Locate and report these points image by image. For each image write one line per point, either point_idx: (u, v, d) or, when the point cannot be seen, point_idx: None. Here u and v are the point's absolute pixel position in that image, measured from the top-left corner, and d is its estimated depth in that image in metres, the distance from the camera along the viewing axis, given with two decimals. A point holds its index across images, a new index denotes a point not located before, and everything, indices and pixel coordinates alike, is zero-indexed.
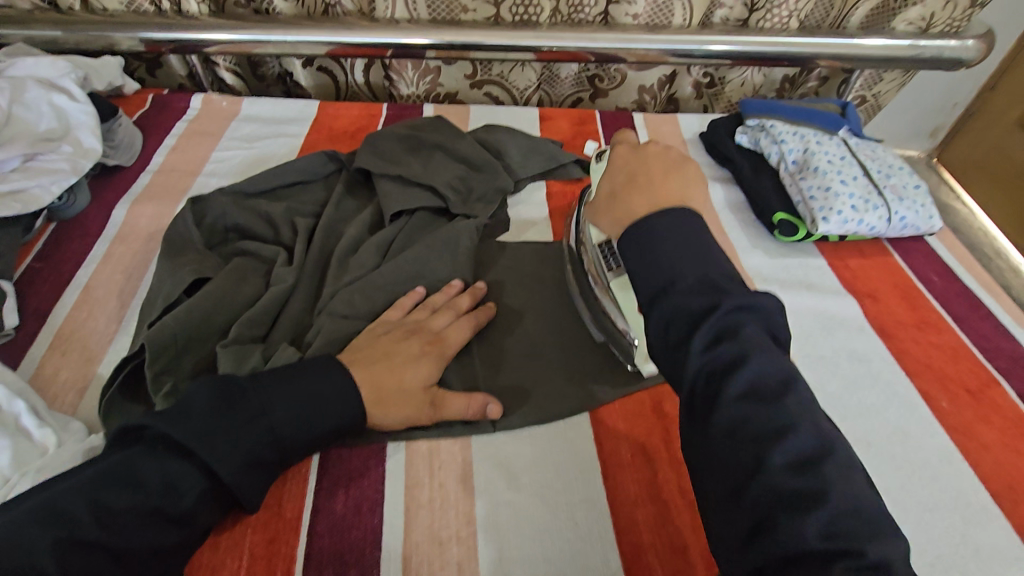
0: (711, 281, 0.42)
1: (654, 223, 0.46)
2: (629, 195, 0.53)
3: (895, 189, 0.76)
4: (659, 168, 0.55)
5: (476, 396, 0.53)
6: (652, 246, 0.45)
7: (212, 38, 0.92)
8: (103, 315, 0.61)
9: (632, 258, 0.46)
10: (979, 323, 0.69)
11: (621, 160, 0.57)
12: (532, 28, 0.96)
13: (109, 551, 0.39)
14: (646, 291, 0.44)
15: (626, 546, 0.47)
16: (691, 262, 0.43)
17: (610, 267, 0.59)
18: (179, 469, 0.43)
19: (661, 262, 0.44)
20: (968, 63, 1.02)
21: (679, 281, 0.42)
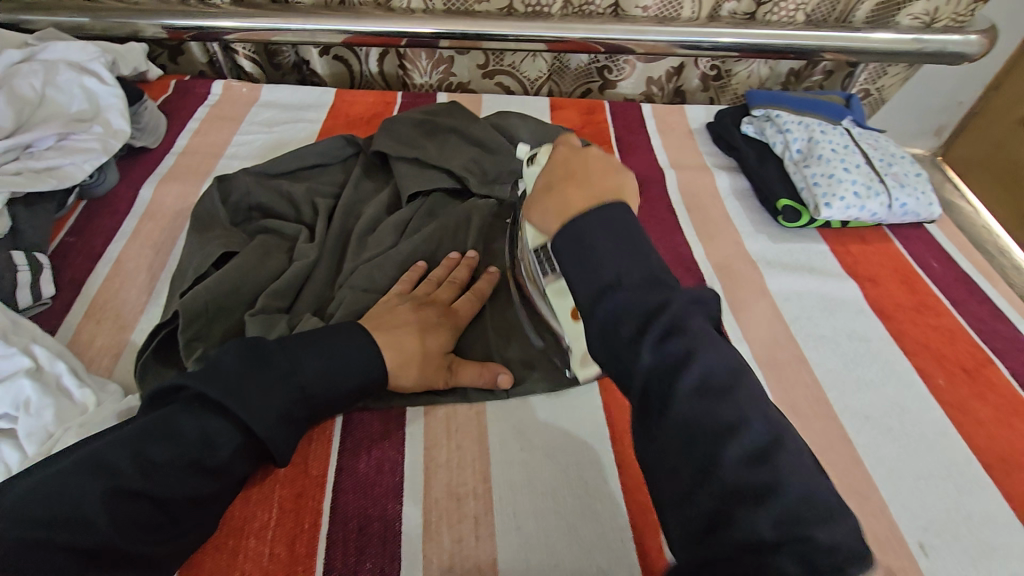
0: (656, 277, 0.41)
1: (586, 225, 0.43)
2: (568, 189, 0.50)
3: (896, 177, 0.78)
4: (601, 166, 0.52)
5: (488, 366, 0.56)
6: (588, 253, 0.42)
7: (234, 25, 0.95)
8: (135, 287, 0.63)
9: (568, 258, 0.43)
10: (976, 307, 0.72)
11: (559, 157, 0.54)
12: (544, 19, 0.98)
13: (152, 499, 0.42)
14: (589, 290, 0.42)
15: (633, 505, 0.50)
16: (623, 256, 0.42)
17: (543, 273, 0.56)
18: (214, 425, 0.45)
19: (601, 262, 0.42)
20: (971, 57, 1.04)
21: (623, 279, 0.41)
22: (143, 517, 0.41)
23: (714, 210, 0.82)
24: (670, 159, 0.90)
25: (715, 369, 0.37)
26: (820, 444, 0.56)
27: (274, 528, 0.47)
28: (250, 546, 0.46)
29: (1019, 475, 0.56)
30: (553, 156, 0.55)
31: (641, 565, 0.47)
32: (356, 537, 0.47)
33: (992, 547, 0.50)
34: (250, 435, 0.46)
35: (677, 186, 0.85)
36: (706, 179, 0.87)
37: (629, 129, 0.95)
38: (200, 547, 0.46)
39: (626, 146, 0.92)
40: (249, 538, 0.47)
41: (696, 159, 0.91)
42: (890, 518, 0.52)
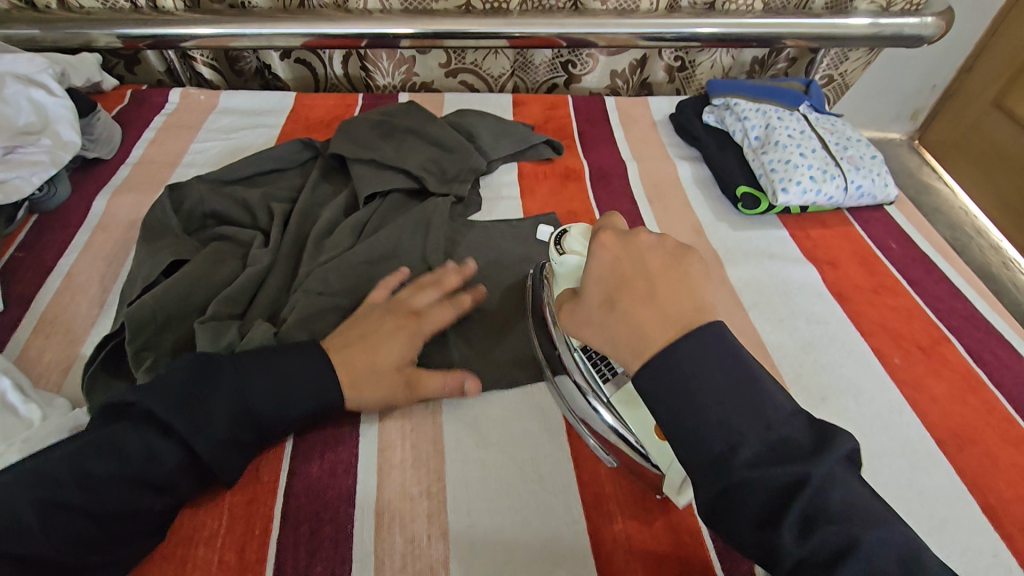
0: (775, 441, 0.37)
1: (684, 353, 0.39)
2: (634, 310, 0.43)
3: (852, 160, 0.79)
4: (659, 265, 0.45)
5: (453, 374, 0.55)
6: (685, 383, 0.38)
7: (189, 32, 0.94)
8: (86, 300, 0.63)
9: (663, 404, 0.39)
10: (933, 285, 0.72)
11: (607, 259, 0.46)
12: (503, 15, 0.98)
13: (92, 514, 0.41)
14: (697, 456, 0.38)
15: (588, 496, 0.50)
16: (738, 409, 0.37)
17: (604, 376, 0.51)
18: (159, 440, 0.45)
19: (706, 417, 0.38)
20: (930, 39, 1.05)
21: (740, 449, 0.37)
22: (83, 532, 0.41)
23: (675, 200, 0.82)
24: (632, 152, 0.91)
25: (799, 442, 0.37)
26: None
27: (224, 536, 0.47)
28: (199, 555, 0.46)
29: (972, 450, 0.56)
30: (598, 253, 0.46)
31: (594, 556, 0.47)
32: (308, 540, 0.47)
33: (945, 521, 0.51)
34: (193, 450, 0.45)
35: (639, 178, 0.85)
36: (669, 170, 0.87)
37: (592, 123, 0.95)
38: (148, 559, 0.45)
39: (588, 140, 0.92)
40: (198, 546, 0.46)
41: (658, 150, 0.91)
42: None
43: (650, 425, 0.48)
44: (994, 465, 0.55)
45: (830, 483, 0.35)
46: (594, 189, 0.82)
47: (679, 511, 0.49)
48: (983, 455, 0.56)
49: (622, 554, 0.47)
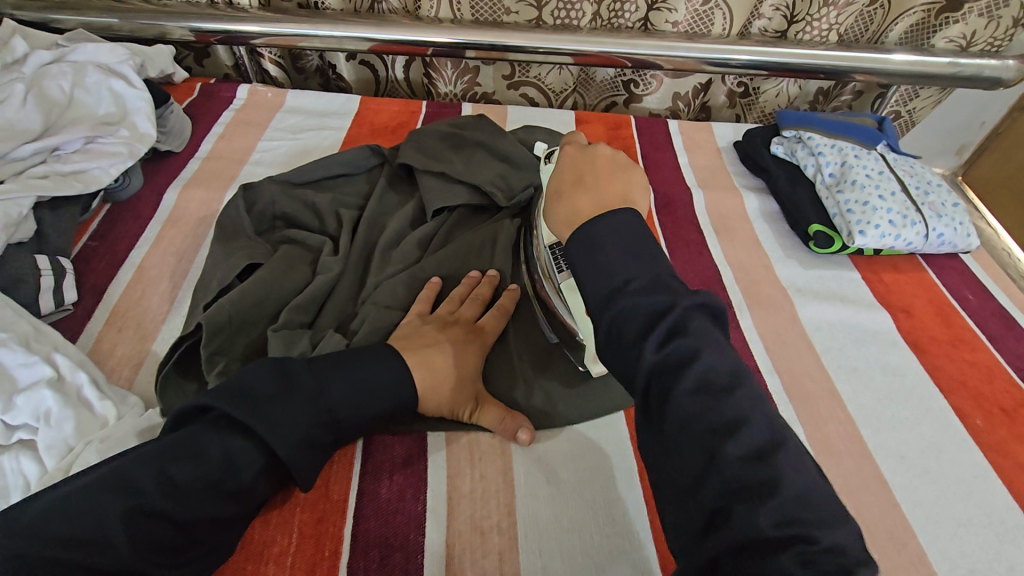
0: (663, 281, 0.43)
1: (597, 228, 0.46)
2: (578, 195, 0.53)
3: (933, 206, 0.76)
4: (604, 166, 0.55)
5: (512, 416, 0.53)
6: (596, 250, 0.45)
7: (262, 30, 0.94)
8: (156, 295, 0.63)
9: (577, 252, 0.47)
10: (1013, 343, 0.69)
11: (566, 160, 0.57)
12: (573, 32, 0.97)
13: (174, 522, 0.41)
14: (601, 289, 0.44)
15: (662, 544, 0.49)
16: (636, 263, 0.44)
17: (558, 266, 0.59)
18: (238, 444, 0.44)
19: (605, 266, 0.44)
20: (1007, 83, 1.01)
21: (633, 281, 0.43)
22: (162, 540, 0.40)
23: (742, 233, 0.80)
24: (697, 179, 0.89)
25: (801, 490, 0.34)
26: (854, 484, 0.55)
27: (294, 554, 0.46)
28: (269, 572, 0.45)
29: None
30: (562, 158, 0.58)
31: None
32: (378, 567, 0.46)
33: None
34: (272, 453, 0.44)
35: (705, 209, 0.83)
36: (735, 201, 0.85)
37: (656, 147, 0.94)
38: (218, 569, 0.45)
39: (652, 164, 0.90)
40: (268, 563, 0.46)
41: (723, 179, 0.89)
42: (929, 566, 0.50)
43: (583, 307, 0.56)
44: None
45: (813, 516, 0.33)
46: (659, 217, 0.81)
47: None
48: None
49: None
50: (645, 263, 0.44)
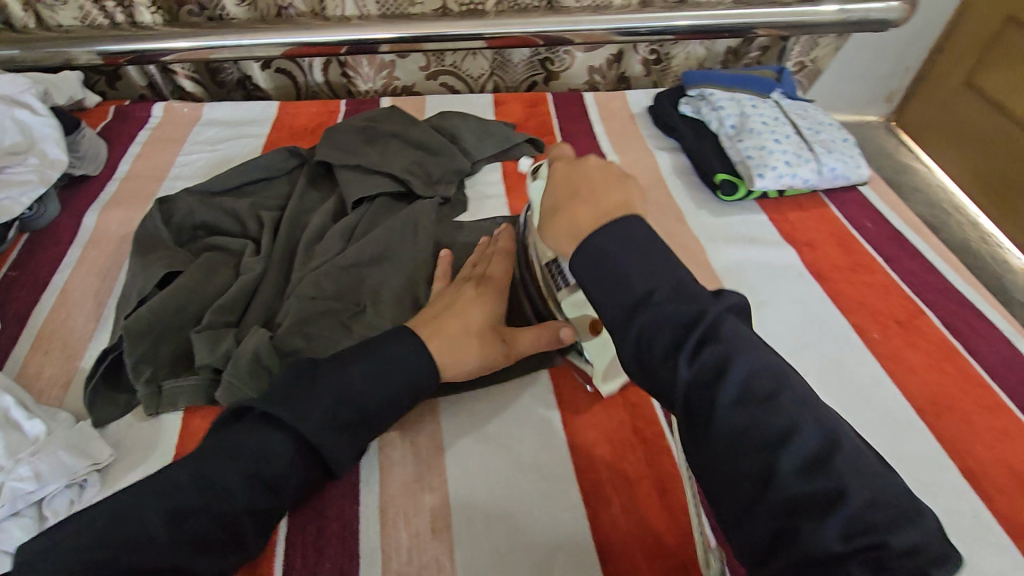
0: (686, 288, 0.40)
1: (603, 241, 0.42)
2: (573, 208, 0.47)
3: (824, 145, 0.81)
4: (598, 173, 0.49)
5: (546, 326, 0.57)
6: (610, 265, 0.42)
7: (169, 46, 0.94)
8: (82, 315, 0.64)
9: (590, 280, 0.43)
10: (907, 261, 0.75)
11: (561, 173, 0.51)
12: (480, 17, 0.99)
13: (211, 514, 0.42)
14: (623, 306, 0.41)
15: (585, 483, 0.51)
16: (646, 271, 0.41)
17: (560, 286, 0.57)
18: (253, 466, 0.44)
19: (621, 276, 0.41)
20: (895, 24, 1.08)
21: (655, 292, 0.40)
22: (203, 533, 0.41)
23: (655, 191, 0.84)
24: (612, 145, 0.93)
25: (815, 439, 0.34)
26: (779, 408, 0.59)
27: None
28: None
29: (949, 417, 0.58)
30: (552, 172, 0.53)
31: (595, 543, 0.48)
32: (315, 539, 0.48)
33: (927, 486, 0.53)
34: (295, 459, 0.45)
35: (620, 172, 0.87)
36: (648, 161, 0.89)
37: (573, 119, 0.97)
38: None
39: (568, 136, 0.94)
40: None
41: (638, 142, 0.93)
42: None
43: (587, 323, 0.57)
44: (971, 430, 0.57)
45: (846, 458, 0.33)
46: None
47: (675, 492, 0.51)
48: (960, 421, 0.58)
49: (622, 537, 0.48)
50: (657, 270, 0.41)
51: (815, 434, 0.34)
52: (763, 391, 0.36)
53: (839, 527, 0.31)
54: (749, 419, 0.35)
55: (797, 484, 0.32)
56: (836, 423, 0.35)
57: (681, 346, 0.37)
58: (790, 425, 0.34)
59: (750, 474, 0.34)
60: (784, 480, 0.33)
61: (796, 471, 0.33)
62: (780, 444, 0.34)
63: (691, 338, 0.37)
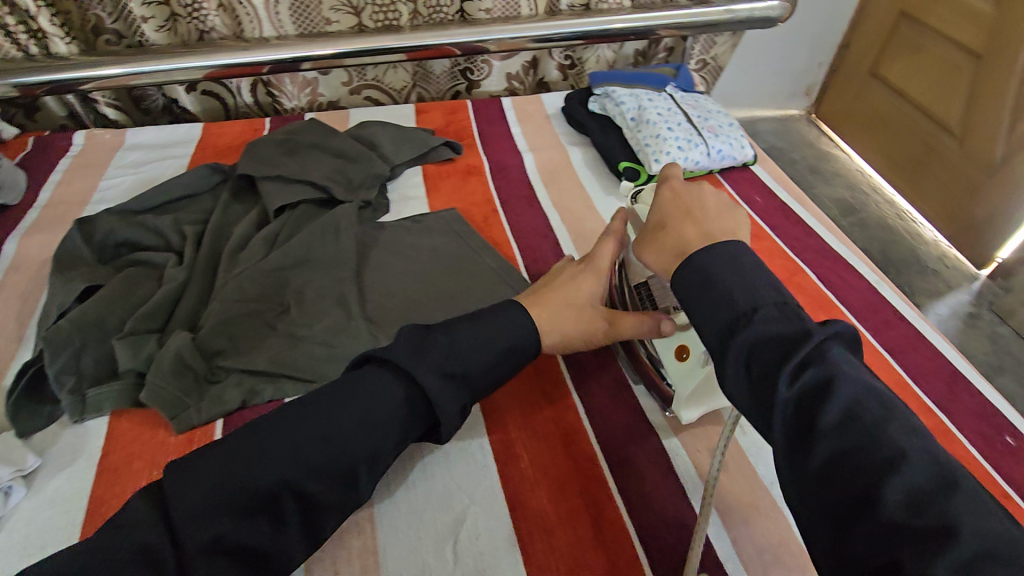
0: (788, 306, 0.40)
1: (703, 259, 0.44)
2: (680, 227, 0.51)
3: (712, 129, 0.89)
4: (713, 201, 0.53)
5: (650, 315, 0.56)
6: (707, 280, 0.43)
7: (87, 75, 0.95)
8: (3, 337, 0.65)
9: (689, 295, 0.44)
10: (791, 227, 0.83)
11: (668, 195, 0.54)
12: (396, 32, 1.05)
13: (332, 450, 0.44)
14: (717, 325, 0.42)
15: (496, 442, 0.56)
16: (738, 277, 0.43)
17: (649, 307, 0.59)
18: (370, 410, 0.46)
19: (724, 290, 0.42)
20: (778, 20, 1.18)
21: (757, 308, 0.40)
22: (314, 464, 0.43)
23: (567, 182, 0.90)
24: (528, 144, 0.99)
25: (925, 473, 0.31)
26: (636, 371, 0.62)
27: None
28: None
29: None
30: (664, 189, 0.55)
31: (504, 493, 0.52)
32: None
33: None
34: (382, 420, 0.46)
35: (535, 168, 0.93)
36: (561, 157, 0.95)
37: (490, 123, 1.03)
38: None
39: (487, 138, 0.99)
40: None
41: (552, 140, 1.00)
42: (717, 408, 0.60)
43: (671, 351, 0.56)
44: None
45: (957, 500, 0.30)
46: (493, 180, 0.90)
47: (577, 442, 0.56)
48: None
49: (529, 485, 0.53)
50: (749, 286, 0.42)
51: (925, 466, 0.31)
52: (867, 416, 0.34)
53: (954, 561, 0.27)
54: (850, 444, 0.33)
55: (903, 516, 0.29)
56: (951, 457, 0.33)
57: (782, 366, 0.37)
58: (900, 448, 0.32)
59: (852, 497, 0.32)
60: (887, 495, 0.30)
61: (905, 502, 0.30)
62: (889, 469, 0.31)
63: (796, 356, 0.37)
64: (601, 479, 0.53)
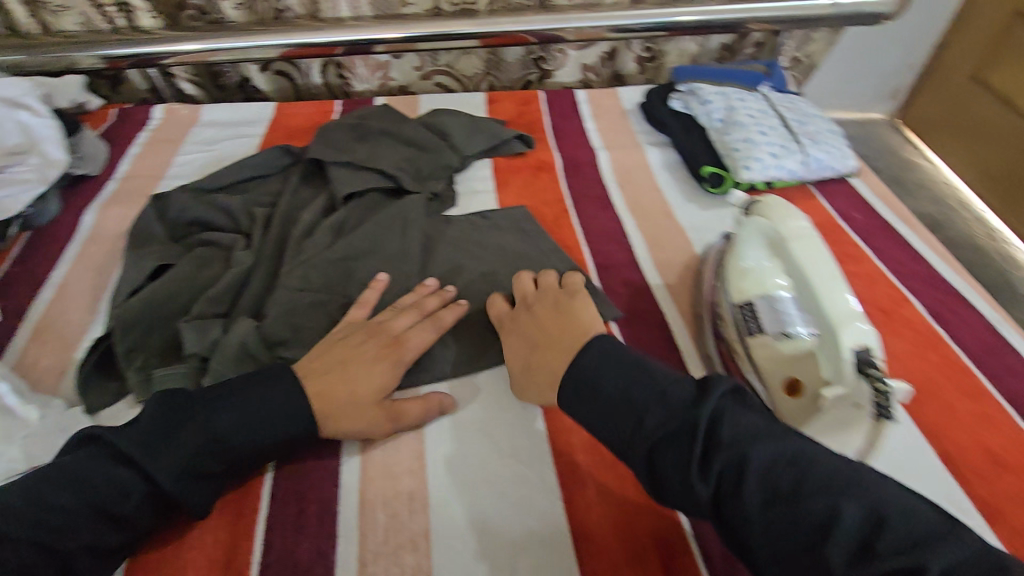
0: (669, 395, 0.43)
1: (587, 360, 0.48)
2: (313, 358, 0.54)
3: (810, 135, 0.81)
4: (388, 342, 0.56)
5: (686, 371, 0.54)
6: (596, 385, 0.46)
7: (168, 50, 0.96)
8: (79, 308, 0.66)
9: (585, 403, 0.47)
10: (895, 250, 0.74)
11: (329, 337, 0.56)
12: (472, 17, 1.01)
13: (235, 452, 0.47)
14: (615, 438, 0.44)
15: (563, 464, 0.52)
16: (616, 371, 0.46)
17: (755, 331, 0.55)
18: (246, 422, 0.48)
19: (619, 397, 0.45)
20: (888, 17, 1.08)
21: (646, 418, 0.43)
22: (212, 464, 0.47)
23: (644, 185, 0.84)
24: (603, 141, 0.93)
25: (859, 517, 0.33)
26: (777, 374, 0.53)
27: (215, 517, 0.49)
28: (192, 536, 0.48)
29: (929, 402, 0.58)
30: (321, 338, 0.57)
31: (570, 521, 0.49)
32: (295, 519, 0.49)
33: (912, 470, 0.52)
34: (272, 431, 0.49)
35: (610, 167, 0.88)
36: (638, 156, 0.90)
37: (564, 116, 0.98)
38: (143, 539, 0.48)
39: (560, 133, 0.95)
40: (191, 528, 0.49)
41: (628, 138, 0.94)
42: None
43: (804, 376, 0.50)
44: (952, 416, 0.57)
45: (894, 532, 0.32)
46: (565, 178, 0.85)
47: None
48: (941, 406, 0.57)
49: (596, 517, 0.49)
50: (646, 387, 0.44)
51: (856, 513, 0.33)
52: (790, 480, 0.36)
53: None
54: (786, 520, 0.34)
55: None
56: (877, 492, 0.35)
57: (693, 460, 0.39)
58: (833, 506, 0.34)
59: (806, 569, 0.33)
60: (833, 552, 0.32)
61: (850, 561, 0.32)
62: (822, 534, 0.33)
63: (698, 453, 0.39)
64: (674, 519, 0.49)
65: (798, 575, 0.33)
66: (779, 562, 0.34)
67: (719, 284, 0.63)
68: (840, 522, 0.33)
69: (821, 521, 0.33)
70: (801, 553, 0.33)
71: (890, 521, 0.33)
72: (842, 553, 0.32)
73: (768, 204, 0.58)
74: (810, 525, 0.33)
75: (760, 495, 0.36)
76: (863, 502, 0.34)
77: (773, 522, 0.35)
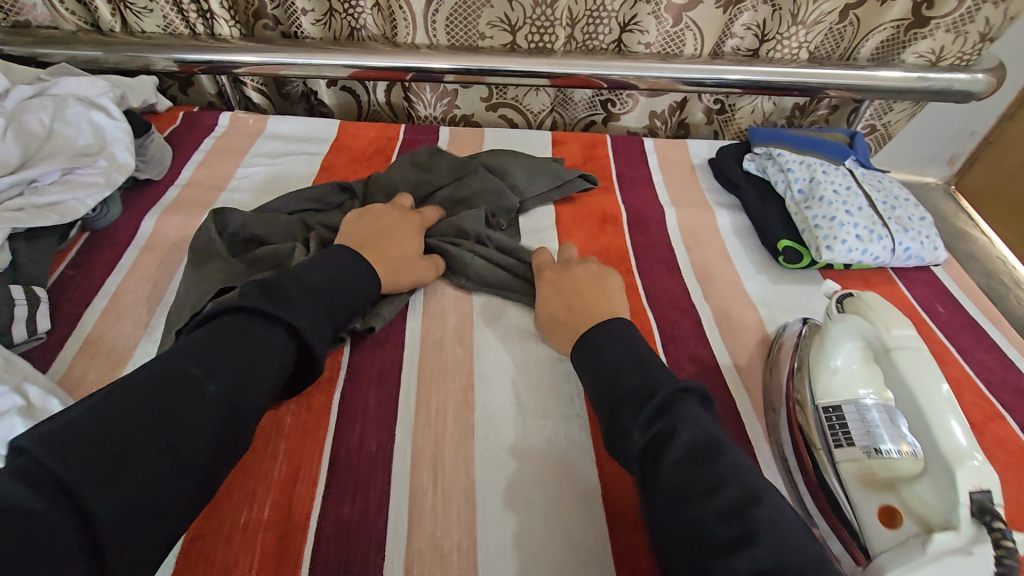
0: (650, 373, 0.50)
1: (601, 337, 0.55)
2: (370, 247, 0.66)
3: (900, 221, 0.77)
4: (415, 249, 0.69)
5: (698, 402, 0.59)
6: (598, 352, 0.54)
7: (241, 60, 0.96)
8: (131, 321, 0.64)
9: (587, 367, 0.54)
10: (983, 354, 0.70)
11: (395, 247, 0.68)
12: (547, 55, 0.99)
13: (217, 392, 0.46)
14: (597, 389, 0.51)
15: (624, 568, 0.49)
16: (628, 357, 0.52)
17: (844, 441, 0.52)
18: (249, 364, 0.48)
19: (608, 361, 0.52)
20: (978, 96, 1.03)
21: (625, 377, 0.50)
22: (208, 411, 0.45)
23: (712, 250, 0.81)
24: (671, 196, 0.90)
25: (737, 492, 0.39)
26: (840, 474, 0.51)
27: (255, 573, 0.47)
28: None
29: None
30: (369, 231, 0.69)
31: None
32: None
33: None
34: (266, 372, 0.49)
35: (677, 226, 0.85)
36: (706, 217, 0.86)
37: (631, 166, 0.95)
38: None
39: (626, 183, 0.92)
40: None
41: (697, 196, 0.90)
42: None
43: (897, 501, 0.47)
44: None
45: (760, 513, 0.38)
46: (631, 235, 0.82)
47: None
48: None
49: None
50: (634, 358, 0.52)
51: (738, 488, 0.40)
52: (704, 453, 0.42)
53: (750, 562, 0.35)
54: (681, 481, 0.41)
55: (713, 527, 0.38)
56: (764, 485, 0.41)
57: (642, 420, 0.46)
58: (721, 479, 0.40)
59: (684, 522, 0.39)
60: (705, 507, 0.39)
61: (722, 516, 0.38)
62: (706, 496, 0.39)
63: (647, 413, 0.46)
64: None
65: (681, 520, 0.39)
66: (665, 508, 0.41)
67: (796, 372, 0.60)
68: (721, 492, 0.39)
69: (707, 489, 0.40)
70: (686, 510, 0.40)
71: (765, 499, 0.39)
72: (713, 510, 0.39)
73: (864, 300, 0.55)
74: (696, 488, 0.40)
75: (676, 460, 0.42)
76: (746, 483, 0.40)
77: (673, 479, 0.41)
